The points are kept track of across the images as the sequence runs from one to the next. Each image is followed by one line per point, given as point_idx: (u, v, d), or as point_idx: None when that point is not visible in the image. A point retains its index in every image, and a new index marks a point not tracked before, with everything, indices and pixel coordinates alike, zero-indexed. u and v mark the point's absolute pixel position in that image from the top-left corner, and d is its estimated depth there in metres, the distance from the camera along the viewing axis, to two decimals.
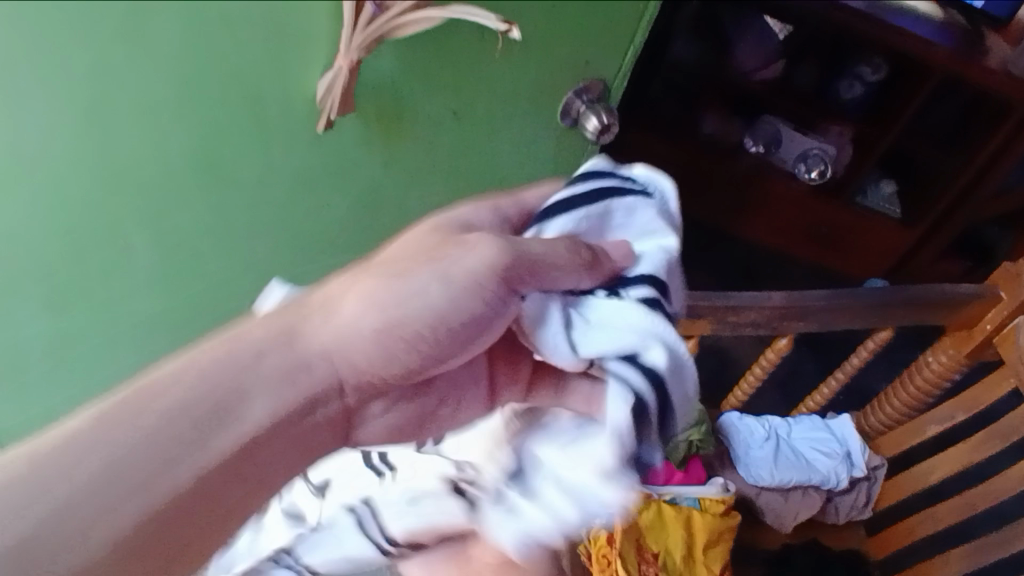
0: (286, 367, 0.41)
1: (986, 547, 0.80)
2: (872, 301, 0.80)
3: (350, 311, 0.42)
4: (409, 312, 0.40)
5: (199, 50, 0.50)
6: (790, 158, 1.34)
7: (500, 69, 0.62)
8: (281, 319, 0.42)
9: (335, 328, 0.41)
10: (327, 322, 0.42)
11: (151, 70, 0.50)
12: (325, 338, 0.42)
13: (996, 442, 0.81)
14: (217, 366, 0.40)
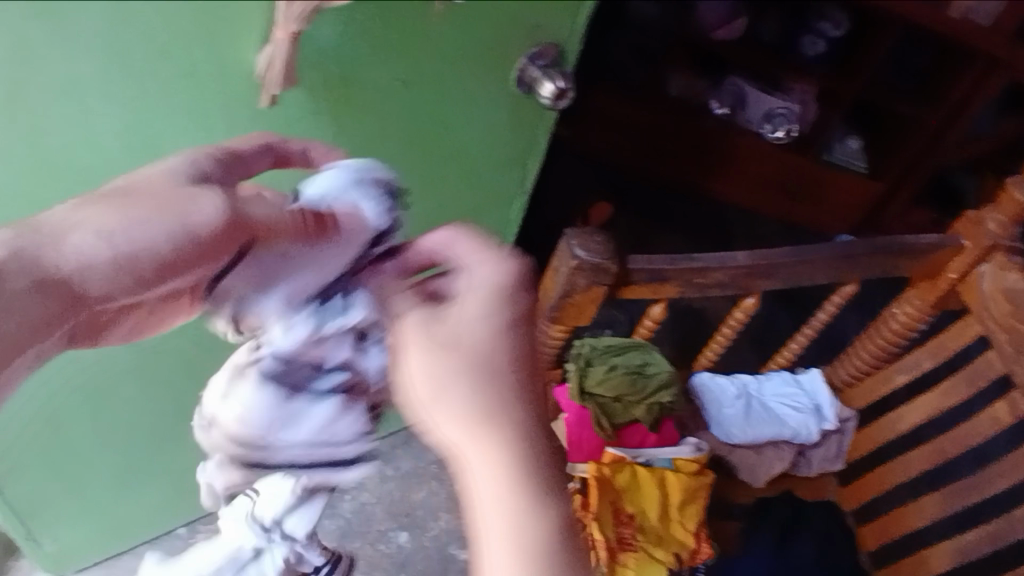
0: (33, 268, 0.38)
1: (962, 491, 0.82)
2: (836, 254, 0.79)
3: (120, 236, 0.40)
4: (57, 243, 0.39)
5: (121, 30, 0.48)
6: (757, 118, 1.32)
7: (444, 33, 0.61)
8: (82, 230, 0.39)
9: (103, 269, 0.40)
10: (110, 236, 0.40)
11: (78, 51, 0.48)
12: (134, 231, 0.40)
13: (964, 387, 0.83)
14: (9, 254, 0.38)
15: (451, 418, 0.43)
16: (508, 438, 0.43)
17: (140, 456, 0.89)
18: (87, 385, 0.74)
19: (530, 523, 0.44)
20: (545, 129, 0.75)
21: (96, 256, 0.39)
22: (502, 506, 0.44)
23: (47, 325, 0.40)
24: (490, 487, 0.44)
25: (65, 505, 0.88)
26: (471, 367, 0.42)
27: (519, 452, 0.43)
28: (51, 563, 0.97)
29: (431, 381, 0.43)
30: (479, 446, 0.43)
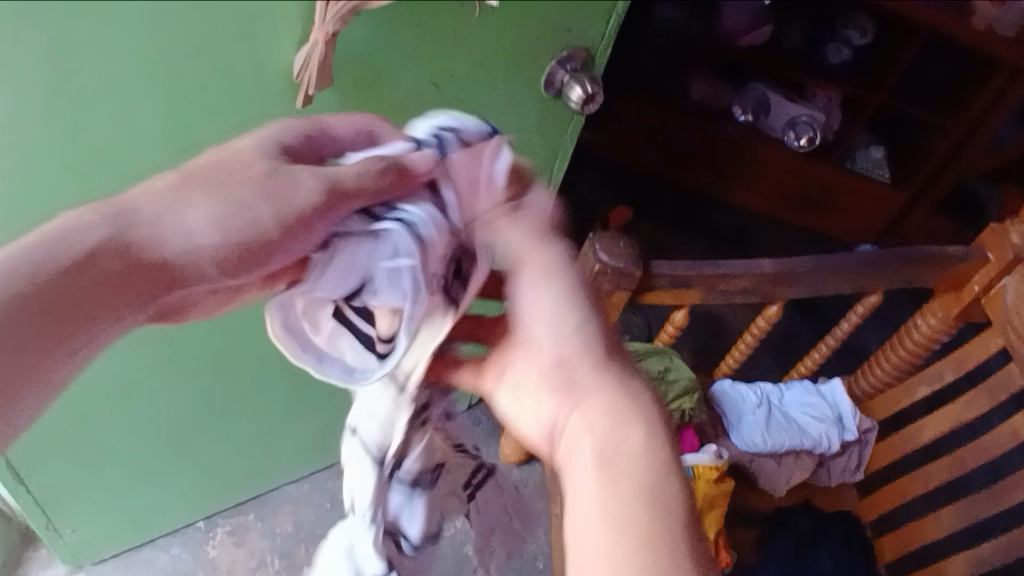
0: (121, 250, 0.40)
1: (980, 504, 0.81)
2: (861, 264, 0.79)
3: (196, 212, 0.41)
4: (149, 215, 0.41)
5: (161, 28, 0.49)
6: (779, 124, 1.32)
7: (476, 37, 0.61)
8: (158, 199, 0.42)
9: (184, 245, 0.42)
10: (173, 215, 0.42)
11: (116, 47, 0.49)
12: (229, 232, 0.41)
13: (985, 399, 0.82)
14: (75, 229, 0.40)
15: (569, 369, 0.44)
16: (629, 387, 0.44)
17: (163, 449, 0.90)
18: (113, 377, 0.75)
19: (654, 484, 0.41)
20: (572, 131, 0.76)
21: (178, 228, 0.41)
22: (620, 463, 0.42)
23: (122, 305, 0.41)
24: (610, 450, 0.42)
25: (89, 496, 0.90)
26: (584, 321, 0.45)
27: (640, 407, 0.44)
28: (70, 553, 0.98)
29: (550, 337, 0.44)
30: (597, 397, 0.43)
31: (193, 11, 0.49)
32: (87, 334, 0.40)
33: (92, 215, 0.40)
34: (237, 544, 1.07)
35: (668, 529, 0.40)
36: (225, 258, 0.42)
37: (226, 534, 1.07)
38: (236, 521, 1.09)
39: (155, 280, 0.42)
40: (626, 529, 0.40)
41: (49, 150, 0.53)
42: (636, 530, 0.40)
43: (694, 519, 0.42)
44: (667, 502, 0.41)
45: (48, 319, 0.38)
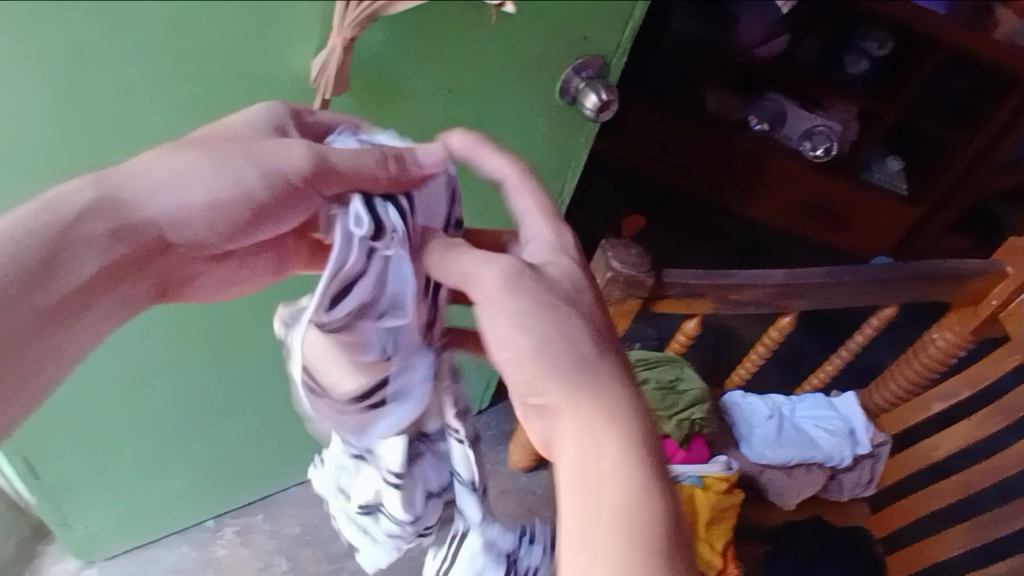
0: (112, 211, 0.43)
1: (993, 523, 0.80)
2: (876, 277, 0.78)
3: (195, 182, 0.44)
4: (148, 194, 0.44)
5: (181, 29, 0.49)
6: (795, 135, 1.32)
7: (491, 44, 0.61)
8: (154, 175, 0.44)
9: (177, 216, 0.45)
10: (167, 183, 0.44)
11: (137, 50, 0.49)
12: (219, 193, 0.44)
13: (999, 417, 0.80)
14: (54, 206, 0.42)
15: (556, 399, 0.43)
16: (622, 423, 0.43)
17: (173, 446, 0.91)
18: (124, 374, 0.76)
19: (633, 525, 0.42)
20: (585, 140, 0.76)
21: (176, 199, 0.44)
22: (602, 499, 0.42)
23: (117, 273, 0.45)
24: (592, 482, 0.42)
25: (98, 490, 0.91)
26: (575, 352, 0.44)
27: (632, 441, 0.43)
28: (79, 548, 0.99)
29: (535, 365, 0.43)
30: (585, 426, 0.43)
31: (213, 16, 0.49)
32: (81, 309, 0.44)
33: (81, 182, 0.43)
34: (243, 544, 1.07)
35: (644, 569, 0.41)
36: (224, 227, 0.46)
37: (233, 534, 1.08)
38: (243, 521, 1.09)
39: (150, 248, 0.45)
40: (599, 568, 0.41)
41: (68, 149, 0.54)
42: (603, 569, 0.41)
43: (675, 553, 0.42)
44: (645, 542, 0.42)
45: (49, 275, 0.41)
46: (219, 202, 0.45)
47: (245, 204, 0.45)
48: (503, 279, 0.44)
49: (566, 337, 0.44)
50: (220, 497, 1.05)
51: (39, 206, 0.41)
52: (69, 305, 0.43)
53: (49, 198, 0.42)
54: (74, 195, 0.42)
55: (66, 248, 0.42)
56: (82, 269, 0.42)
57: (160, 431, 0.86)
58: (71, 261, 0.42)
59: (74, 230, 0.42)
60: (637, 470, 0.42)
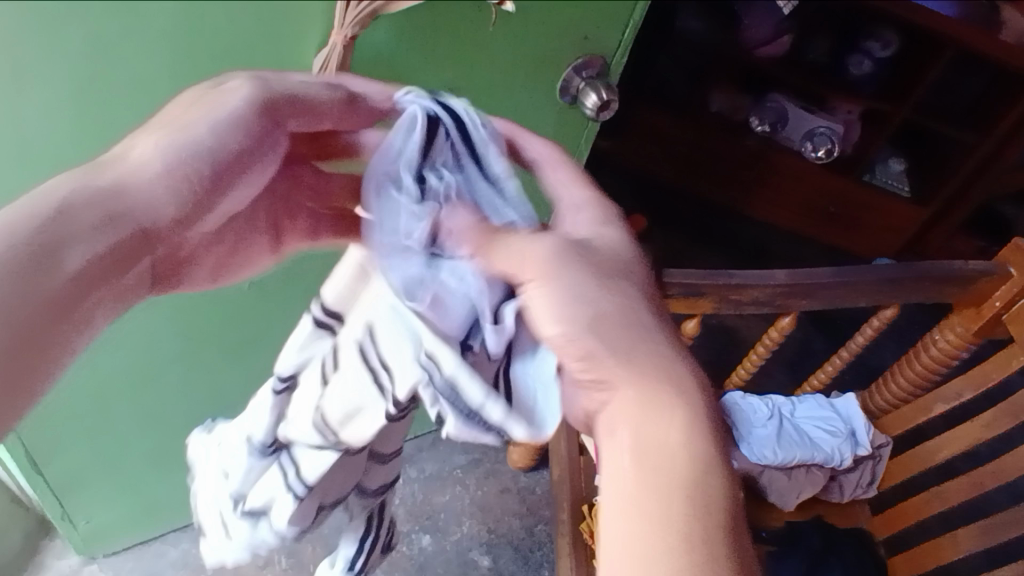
0: (101, 202, 0.36)
1: (999, 526, 0.79)
2: (879, 279, 0.78)
3: (164, 163, 0.38)
4: (141, 181, 0.38)
5: (189, 27, 0.49)
6: (797, 136, 1.32)
7: (495, 43, 0.61)
8: (145, 162, 0.38)
9: (164, 203, 0.38)
10: (148, 167, 0.38)
11: (145, 46, 0.49)
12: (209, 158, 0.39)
13: (1005, 419, 0.80)
14: (32, 206, 0.34)
15: (602, 359, 0.40)
16: (669, 406, 0.39)
17: (176, 442, 0.91)
18: (130, 371, 0.76)
19: (679, 511, 0.38)
20: (587, 139, 0.76)
21: (156, 183, 0.38)
22: (650, 479, 0.39)
23: (110, 270, 0.37)
24: (641, 459, 0.40)
25: (101, 486, 0.91)
26: (626, 321, 0.40)
27: (685, 421, 0.39)
28: (81, 543, 1.00)
29: (598, 344, 0.40)
30: (640, 396, 0.40)
31: (222, 14, 0.50)
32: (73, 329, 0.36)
33: (71, 187, 0.36)
34: None
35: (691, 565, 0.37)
36: (193, 195, 0.39)
37: None
38: None
39: (142, 237, 0.39)
40: (642, 556, 0.37)
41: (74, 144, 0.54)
42: (644, 551, 0.38)
43: (731, 540, 0.38)
44: (692, 529, 0.38)
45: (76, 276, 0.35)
46: (184, 172, 0.39)
47: (208, 157, 0.39)
48: (564, 257, 0.41)
49: (625, 321, 0.40)
50: None
51: (19, 208, 0.34)
52: (57, 322, 0.35)
53: (34, 197, 0.35)
54: (49, 188, 0.35)
55: (48, 253, 0.34)
56: (70, 275, 0.35)
57: (163, 426, 0.87)
58: (48, 263, 0.34)
59: (58, 227, 0.35)
60: (692, 449, 0.39)
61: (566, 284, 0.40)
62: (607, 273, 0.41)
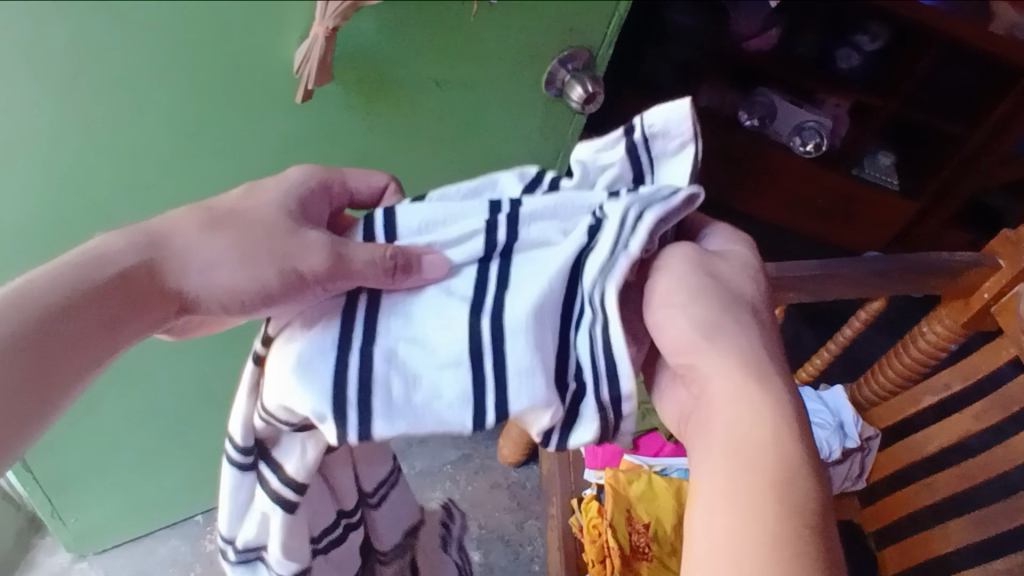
0: (142, 252, 0.45)
1: (989, 519, 0.80)
2: (867, 271, 0.78)
3: (215, 249, 0.46)
4: (190, 249, 0.46)
5: (169, 18, 0.49)
6: (787, 130, 1.32)
7: (480, 36, 0.61)
8: (195, 229, 0.47)
9: (198, 283, 0.46)
10: (197, 247, 0.46)
11: (125, 39, 0.49)
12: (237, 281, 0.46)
13: (995, 412, 0.81)
14: (75, 263, 0.44)
15: (694, 354, 0.44)
16: (759, 404, 0.42)
17: (164, 440, 0.91)
18: (118, 369, 0.76)
19: (770, 508, 0.40)
20: (574, 132, 0.76)
21: (201, 271, 0.46)
22: (739, 476, 0.41)
23: (122, 317, 0.44)
24: (730, 454, 0.42)
25: (88, 484, 0.91)
26: (725, 310, 0.44)
27: (771, 423, 0.42)
28: (72, 540, 1.00)
29: (692, 335, 0.44)
30: (719, 385, 0.43)
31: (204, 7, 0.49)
32: (86, 368, 0.43)
33: (125, 243, 0.45)
34: None
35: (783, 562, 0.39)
36: (232, 298, 0.46)
37: None
38: None
39: (152, 299, 0.45)
40: (735, 553, 0.40)
41: (57, 136, 0.54)
42: (735, 546, 0.40)
43: (818, 540, 0.40)
44: (785, 526, 0.40)
45: (85, 326, 0.43)
46: (243, 270, 0.46)
47: (258, 287, 0.45)
48: (691, 260, 0.46)
49: (720, 310, 0.44)
50: (210, 493, 1.05)
51: (65, 264, 0.44)
52: (74, 354, 0.42)
53: (81, 254, 0.44)
54: (105, 243, 0.45)
55: (97, 297, 0.43)
56: (78, 317, 0.42)
57: (149, 424, 0.86)
58: (77, 309, 0.42)
59: (99, 284, 0.43)
60: (779, 451, 0.41)
61: (677, 272, 0.45)
62: (709, 269, 0.46)
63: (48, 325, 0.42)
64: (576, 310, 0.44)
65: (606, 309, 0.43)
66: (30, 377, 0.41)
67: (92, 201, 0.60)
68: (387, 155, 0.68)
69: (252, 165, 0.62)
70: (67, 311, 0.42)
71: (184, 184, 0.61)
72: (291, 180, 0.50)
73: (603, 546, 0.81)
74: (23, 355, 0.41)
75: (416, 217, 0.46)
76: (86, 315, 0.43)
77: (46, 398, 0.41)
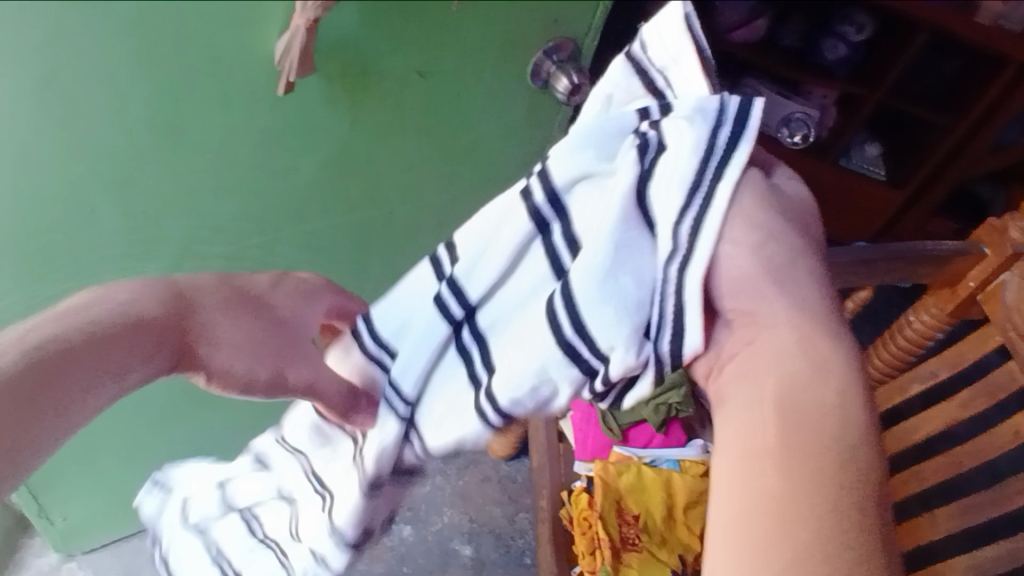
0: (147, 306, 0.47)
1: (975, 506, 0.81)
2: (853, 259, 0.78)
3: (228, 330, 0.50)
4: (207, 315, 0.50)
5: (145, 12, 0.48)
6: (774, 120, 1.26)
7: (461, 28, 0.61)
8: (218, 307, 0.50)
9: (216, 356, 0.49)
10: (213, 322, 0.50)
11: (100, 34, 0.49)
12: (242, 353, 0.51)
13: (981, 399, 0.81)
14: (83, 307, 0.46)
15: (762, 306, 0.42)
16: (815, 352, 0.41)
17: (152, 438, 0.90)
18: None
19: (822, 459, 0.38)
20: (561, 123, 0.76)
21: (218, 341, 0.50)
22: (788, 424, 0.39)
23: (116, 367, 0.45)
24: (780, 412, 0.40)
25: (75, 483, 0.90)
26: (789, 266, 0.43)
27: (816, 366, 0.40)
28: (59, 539, 0.99)
29: (755, 271, 0.43)
30: (790, 339, 0.41)
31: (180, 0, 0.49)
32: (63, 418, 0.42)
33: (146, 296, 0.48)
34: None
35: (829, 515, 0.36)
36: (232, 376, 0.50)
37: None
38: None
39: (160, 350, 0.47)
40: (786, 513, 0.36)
41: (34, 133, 0.53)
42: (781, 506, 0.37)
43: (857, 511, 0.37)
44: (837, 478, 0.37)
45: (72, 376, 0.43)
46: (256, 357, 0.50)
47: (266, 374, 0.51)
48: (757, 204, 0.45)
49: (789, 252, 0.43)
50: None
51: (73, 308, 0.46)
52: (70, 397, 0.43)
53: (95, 299, 0.46)
54: (119, 295, 0.47)
55: (98, 342, 0.45)
56: (73, 355, 0.43)
57: (136, 422, 0.86)
58: (74, 348, 0.43)
59: (101, 332, 0.45)
60: (837, 412, 0.39)
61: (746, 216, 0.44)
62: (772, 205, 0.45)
63: (43, 350, 0.42)
64: (651, 226, 0.46)
65: (696, 247, 0.43)
66: (31, 402, 0.41)
67: (72, 198, 0.59)
68: (372, 148, 0.68)
69: (235, 160, 0.62)
70: (65, 345, 0.43)
71: (165, 180, 0.61)
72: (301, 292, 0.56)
73: (592, 537, 0.83)
74: (28, 378, 0.41)
75: (389, 324, 0.57)
76: (90, 352, 0.44)
77: (38, 432, 0.41)
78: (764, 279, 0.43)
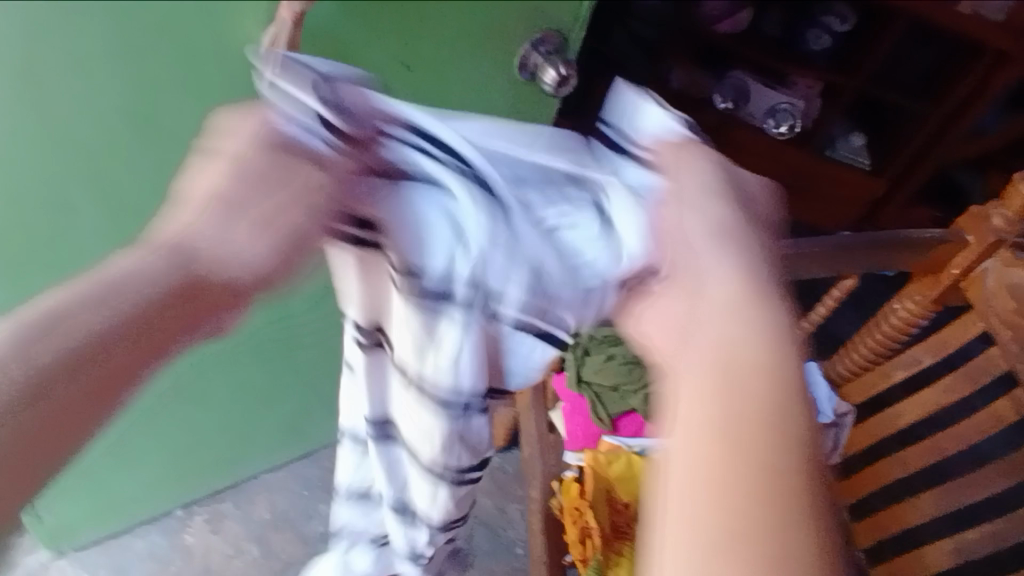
0: (149, 275, 0.36)
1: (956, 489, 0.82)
2: (837, 248, 0.78)
3: (246, 240, 0.39)
4: (222, 243, 0.38)
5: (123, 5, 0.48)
6: (759, 112, 1.33)
7: (445, 20, 0.61)
8: (221, 216, 0.38)
9: (235, 271, 0.38)
10: (230, 242, 0.38)
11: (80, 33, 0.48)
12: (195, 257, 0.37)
13: (964, 385, 0.83)
14: (79, 297, 0.34)
15: (720, 261, 0.37)
16: (738, 334, 0.35)
17: (142, 437, 0.90)
18: None
19: (726, 446, 0.32)
20: (547, 116, 0.76)
21: (245, 254, 0.38)
22: (713, 387, 0.34)
23: (142, 346, 0.36)
24: (722, 379, 0.34)
25: (63, 484, 0.90)
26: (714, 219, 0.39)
27: (767, 352, 0.34)
28: (49, 540, 0.99)
29: (698, 232, 0.39)
30: (759, 299, 0.36)
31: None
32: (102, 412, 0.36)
33: (153, 255, 0.36)
34: (214, 532, 1.09)
35: (775, 526, 0.31)
36: (266, 270, 0.39)
37: (204, 522, 1.09)
38: (213, 509, 1.10)
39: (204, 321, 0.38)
40: (726, 497, 0.31)
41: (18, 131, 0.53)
42: (716, 477, 0.31)
43: (819, 523, 0.31)
44: (779, 477, 0.31)
45: (69, 395, 0.34)
46: (274, 241, 0.39)
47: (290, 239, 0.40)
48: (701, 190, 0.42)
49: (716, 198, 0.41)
50: (190, 487, 1.06)
51: (50, 306, 0.34)
52: (93, 402, 0.35)
53: (47, 313, 0.34)
54: (115, 268, 0.36)
55: (108, 342, 0.34)
56: (70, 372, 0.34)
57: (125, 420, 0.86)
58: (74, 366, 0.34)
59: (123, 321, 0.35)
60: (781, 402, 0.33)
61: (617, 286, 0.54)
62: (725, 178, 0.43)
63: (28, 404, 0.33)
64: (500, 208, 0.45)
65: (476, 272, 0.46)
66: (32, 452, 0.34)
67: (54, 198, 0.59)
68: None
69: None
70: (38, 383, 0.33)
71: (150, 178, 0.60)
72: (245, 125, 0.40)
73: (584, 526, 0.83)
74: (23, 435, 0.33)
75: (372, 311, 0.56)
76: (97, 360, 0.34)
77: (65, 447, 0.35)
78: (714, 232, 0.39)
